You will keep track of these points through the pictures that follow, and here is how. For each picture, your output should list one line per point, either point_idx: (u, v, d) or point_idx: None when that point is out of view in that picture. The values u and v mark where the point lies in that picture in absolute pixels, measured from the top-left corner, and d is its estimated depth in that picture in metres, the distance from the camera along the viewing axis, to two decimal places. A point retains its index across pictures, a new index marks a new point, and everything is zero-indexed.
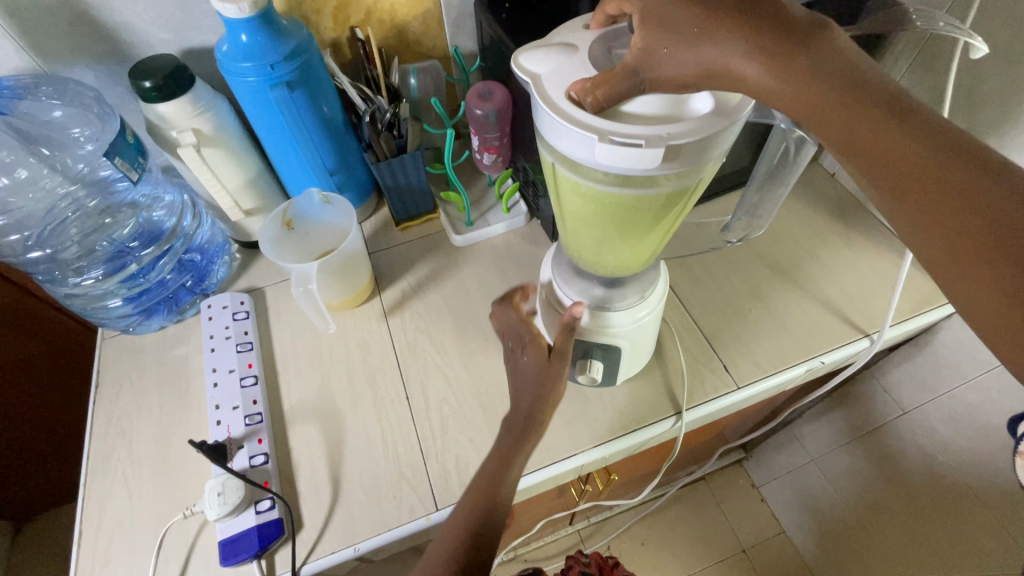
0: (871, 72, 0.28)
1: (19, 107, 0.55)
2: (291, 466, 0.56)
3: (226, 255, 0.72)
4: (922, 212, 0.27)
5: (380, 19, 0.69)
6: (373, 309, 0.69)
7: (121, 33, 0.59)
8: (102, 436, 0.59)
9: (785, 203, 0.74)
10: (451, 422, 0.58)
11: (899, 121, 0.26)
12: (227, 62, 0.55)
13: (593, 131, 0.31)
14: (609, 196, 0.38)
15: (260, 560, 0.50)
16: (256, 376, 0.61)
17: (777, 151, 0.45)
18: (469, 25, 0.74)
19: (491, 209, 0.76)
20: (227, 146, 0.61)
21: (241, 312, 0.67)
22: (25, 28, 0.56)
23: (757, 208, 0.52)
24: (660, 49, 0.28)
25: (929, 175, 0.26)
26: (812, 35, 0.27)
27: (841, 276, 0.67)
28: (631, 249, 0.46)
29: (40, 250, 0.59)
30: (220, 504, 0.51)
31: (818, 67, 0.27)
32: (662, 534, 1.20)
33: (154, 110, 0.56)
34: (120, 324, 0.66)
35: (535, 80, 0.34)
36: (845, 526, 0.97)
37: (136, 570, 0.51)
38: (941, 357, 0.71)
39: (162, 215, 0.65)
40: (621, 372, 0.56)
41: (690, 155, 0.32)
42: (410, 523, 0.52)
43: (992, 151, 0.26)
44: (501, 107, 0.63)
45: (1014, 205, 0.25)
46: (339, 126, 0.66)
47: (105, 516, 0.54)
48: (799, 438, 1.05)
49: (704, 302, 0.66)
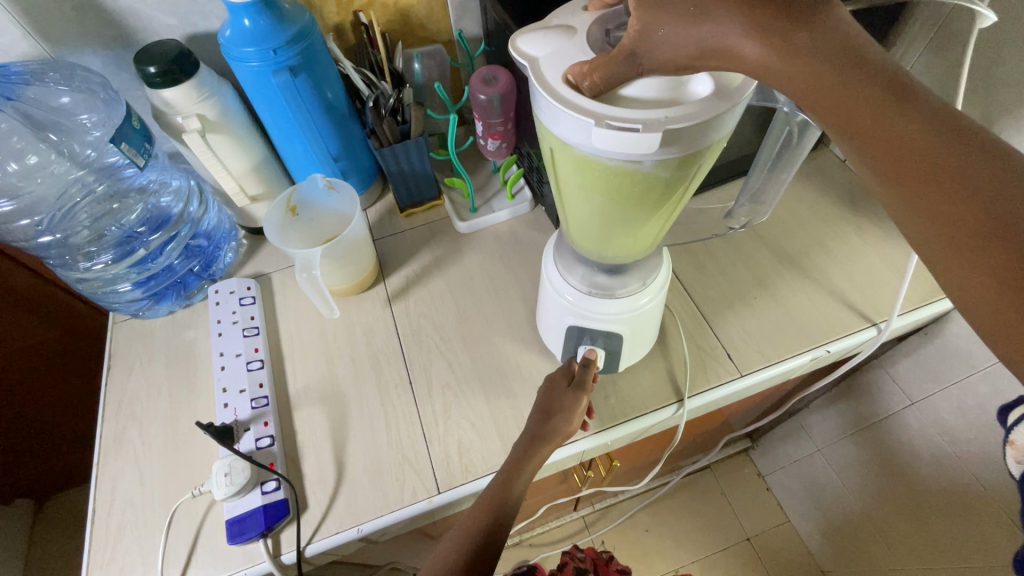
0: (873, 51, 0.27)
1: (27, 93, 0.56)
2: (296, 448, 0.57)
3: (233, 241, 0.73)
4: (918, 196, 0.26)
5: (384, 3, 0.68)
6: (378, 294, 0.69)
7: (127, 18, 0.60)
8: (114, 418, 0.60)
9: (793, 190, 0.73)
10: (453, 407, 0.59)
11: (899, 102, 0.26)
12: (230, 47, 0.55)
13: (591, 115, 0.30)
14: (608, 180, 0.38)
15: (266, 539, 0.52)
16: (262, 360, 0.62)
17: (780, 134, 0.44)
18: (473, 9, 0.73)
19: (496, 196, 0.76)
20: (232, 132, 0.62)
21: (248, 296, 0.68)
22: (30, 12, 0.56)
23: (762, 193, 0.51)
24: (657, 30, 0.28)
25: (927, 158, 0.26)
26: (813, 12, 0.27)
27: (850, 264, 0.66)
28: (632, 233, 0.46)
29: (51, 235, 0.60)
30: (227, 484, 0.52)
31: (818, 46, 0.26)
32: (667, 521, 1.21)
33: (159, 95, 0.56)
34: (130, 309, 0.67)
35: (532, 63, 0.33)
36: (851, 515, 0.97)
37: (146, 547, 0.52)
38: (951, 346, 0.69)
39: (169, 201, 0.66)
40: (623, 358, 0.56)
41: (689, 139, 0.32)
42: (411, 505, 0.53)
43: (996, 136, 0.26)
44: (505, 91, 0.63)
45: (1015, 189, 0.24)
46: (343, 112, 0.66)
47: (118, 494, 0.55)
48: (805, 427, 1.04)
49: (708, 290, 0.66)
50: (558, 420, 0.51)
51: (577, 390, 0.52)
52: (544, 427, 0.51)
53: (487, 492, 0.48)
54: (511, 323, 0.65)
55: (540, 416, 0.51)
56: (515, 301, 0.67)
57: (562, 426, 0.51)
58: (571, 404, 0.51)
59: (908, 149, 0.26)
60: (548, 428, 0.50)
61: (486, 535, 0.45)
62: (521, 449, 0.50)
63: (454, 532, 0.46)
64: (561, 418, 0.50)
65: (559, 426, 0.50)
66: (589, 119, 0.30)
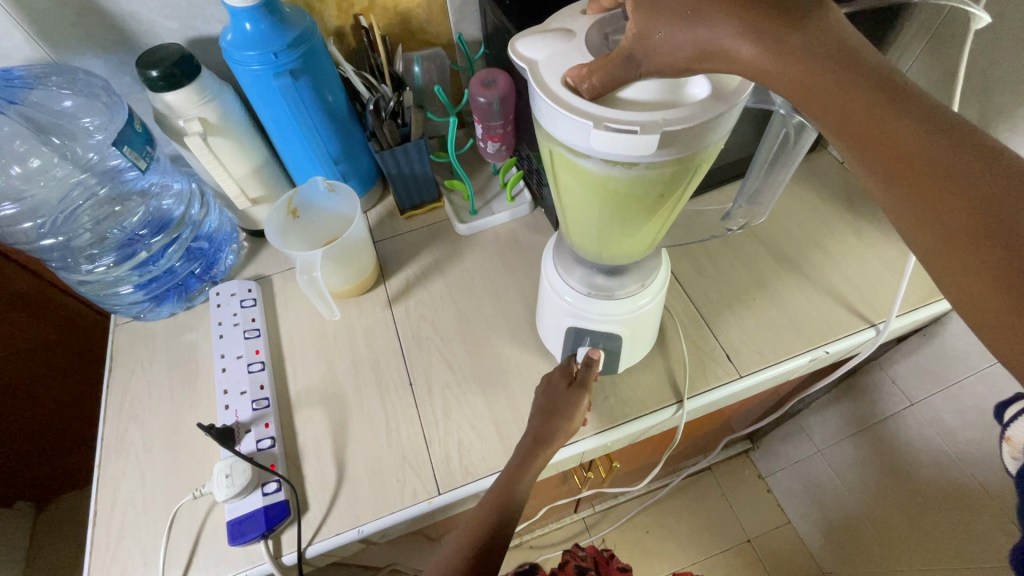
0: (867, 52, 0.27)
1: (30, 97, 0.56)
2: (297, 450, 0.57)
3: (234, 243, 0.74)
4: (912, 195, 0.26)
5: (384, 7, 0.69)
6: (378, 296, 0.69)
7: (129, 22, 0.60)
8: (115, 419, 0.61)
9: (792, 191, 0.74)
10: (453, 408, 0.59)
11: (893, 103, 0.26)
12: (232, 50, 0.56)
13: (589, 117, 0.31)
14: (606, 180, 0.38)
15: (267, 540, 0.52)
16: (263, 362, 0.63)
17: (777, 136, 0.44)
18: (472, 12, 0.73)
19: (495, 198, 0.76)
20: (233, 135, 0.62)
21: (249, 299, 0.68)
22: (33, 17, 0.56)
23: (760, 194, 0.51)
24: (654, 33, 0.28)
25: (921, 158, 0.26)
26: (808, 15, 0.27)
27: (849, 265, 0.66)
28: (631, 234, 0.46)
29: (53, 238, 0.61)
30: (228, 485, 0.52)
31: (813, 48, 0.27)
32: (668, 523, 1.21)
33: (161, 99, 0.57)
34: (132, 311, 0.68)
35: (532, 66, 0.34)
36: (852, 517, 0.97)
37: (147, 548, 0.52)
38: (950, 347, 0.70)
39: (171, 204, 0.67)
40: (623, 359, 0.56)
41: (687, 141, 0.32)
42: (412, 506, 0.53)
43: (990, 136, 0.26)
44: (504, 94, 0.63)
45: (1008, 189, 0.24)
46: (343, 115, 0.66)
47: (119, 496, 0.55)
48: (805, 429, 1.04)
49: (708, 291, 0.66)
50: (559, 420, 0.51)
51: (579, 389, 0.52)
52: (544, 427, 0.51)
53: (489, 493, 0.48)
54: (511, 324, 0.65)
55: (540, 417, 0.52)
56: (515, 303, 0.67)
57: (560, 425, 0.51)
58: (573, 403, 0.52)
59: (903, 149, 0.26)
60: (548, 428, 0.51)
61: (486, 536, 0.45)
62: (521, 450, 0.50)
63: (457, 533, 0.46)
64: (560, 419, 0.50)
65: (559, 427, 0.51)
66: (588, 122, 0.30)
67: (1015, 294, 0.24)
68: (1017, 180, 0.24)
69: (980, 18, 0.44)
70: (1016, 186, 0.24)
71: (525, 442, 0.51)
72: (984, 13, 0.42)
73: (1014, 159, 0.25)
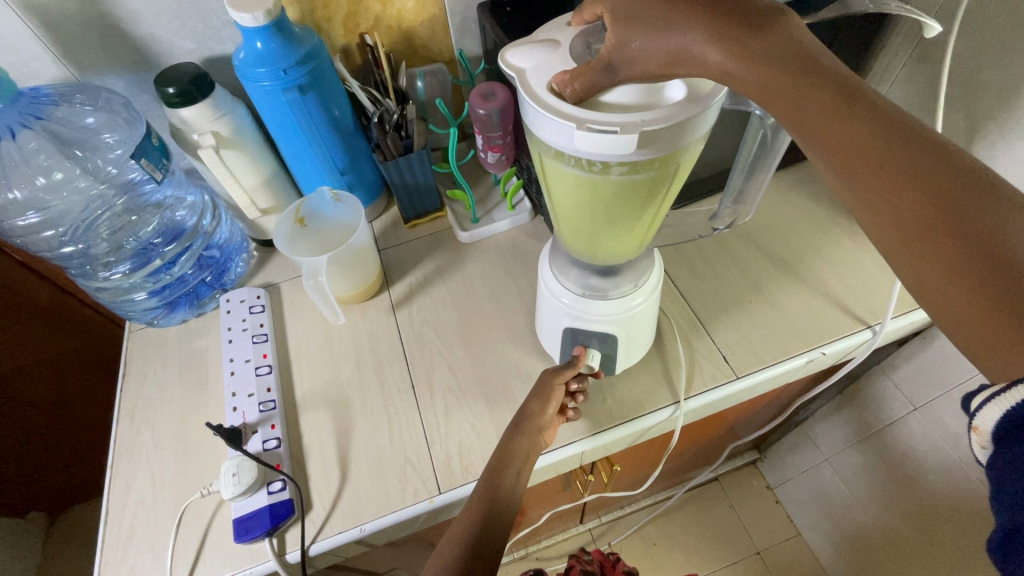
0: (823, 56, 0.29)
1: (55, 112, 0.59)
2: (302, 450, 0.59)
3: (244, 253, 0.76)
4: (871, 191, 0.29)
5: (388, 26, 0.72)
6: (383, 302, 0.71)
7: (149, 44, 0.64)
8: (128, 421, 0.63)
9: (785, 196, 0.75)
10: (454, 410, 0.60)
11: (850, 105, 0.29)
12: (244, 67, 0.59)
13: (571, 119, 0.32)
14: (593, 181, 0.40)
15: (271, 538, 0.53)
16: (270, 365, 0.65)
17: (756, 137, 0.46)
18: (473, 29, 0.77)
19: (496, 207, 0.79)
20: (244, 147, 0.65)
21: (258, 305, 0.70)
22: (60, 40, 0.60)
23: (744, 195, 0.53)
24: (631, 42, 0.30)
25: (873, 153, 0.28)
26: (767, 21, 0.29)
27: (844, 268, 0.67)
28: (623, 233, 0.48)
29: (73, 246, 0.64)
30: (234, 483, 0.54)
31: (773, 53, 0.29)
32: (674, 534, 1.20)
33: (177, 114, 0.60)
34: (146, 317, 0.71)
35: (519, 74, 0.36)
36: (865, 527, 0.95)
37: (157, 545, 0.54)
38: (949, 350, 0.69)
39: (184, 215, 0.70)
40: (621, 361, 0.58)
41: (667, 140, 0.34)
42: (412, 505, 0.54)
43: (934, 130, 0.29)
44: (503, 105, 0.65)
45: (951, 177, 0.27)
46: (348, 127, 0.69)
47: (130, 494, 0.57)
48: (812, 438, 1.03)
49: (704, 294, 0.67)
50: (543, 406, 0.53)
51: (553, 377, 0.54)
52: (524, 417, 0.53)
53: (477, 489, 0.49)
54: (511, 328, 0.67)
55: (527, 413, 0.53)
56: (515, 308, 0.69)
57: (542, 413, 0.53)
58: (546, 386, 0.54)
59: (860, 143, 0.28)
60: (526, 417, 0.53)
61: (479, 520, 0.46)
62: (504, 442, 0.52)
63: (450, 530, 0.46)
64: (537, 406, 0.53)
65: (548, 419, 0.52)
66: (571, 123, 0.32)
67: (963, 278, 0.27)
68: (957, 171, 0.27)
69: (931, 25, 0.44)
70: (960, 184, 0.27)
71: (520, 431, 0.52)
72: (934, 21, 0.44)
73: (962, 160, 0.28)
